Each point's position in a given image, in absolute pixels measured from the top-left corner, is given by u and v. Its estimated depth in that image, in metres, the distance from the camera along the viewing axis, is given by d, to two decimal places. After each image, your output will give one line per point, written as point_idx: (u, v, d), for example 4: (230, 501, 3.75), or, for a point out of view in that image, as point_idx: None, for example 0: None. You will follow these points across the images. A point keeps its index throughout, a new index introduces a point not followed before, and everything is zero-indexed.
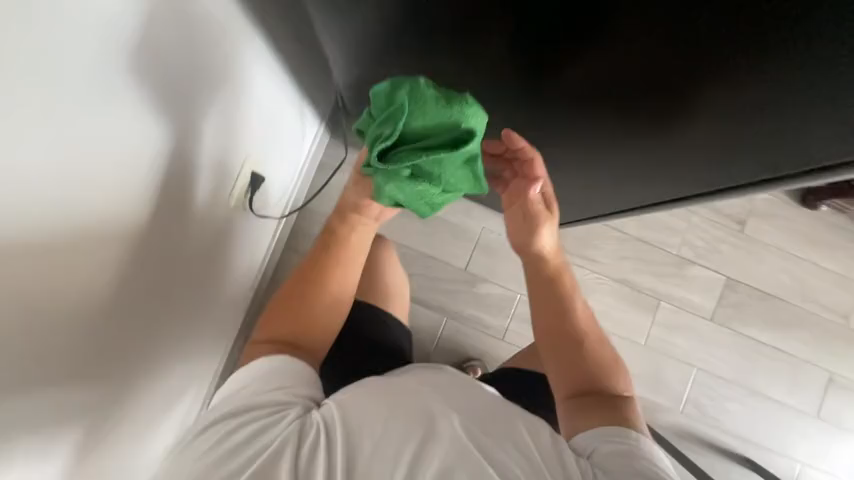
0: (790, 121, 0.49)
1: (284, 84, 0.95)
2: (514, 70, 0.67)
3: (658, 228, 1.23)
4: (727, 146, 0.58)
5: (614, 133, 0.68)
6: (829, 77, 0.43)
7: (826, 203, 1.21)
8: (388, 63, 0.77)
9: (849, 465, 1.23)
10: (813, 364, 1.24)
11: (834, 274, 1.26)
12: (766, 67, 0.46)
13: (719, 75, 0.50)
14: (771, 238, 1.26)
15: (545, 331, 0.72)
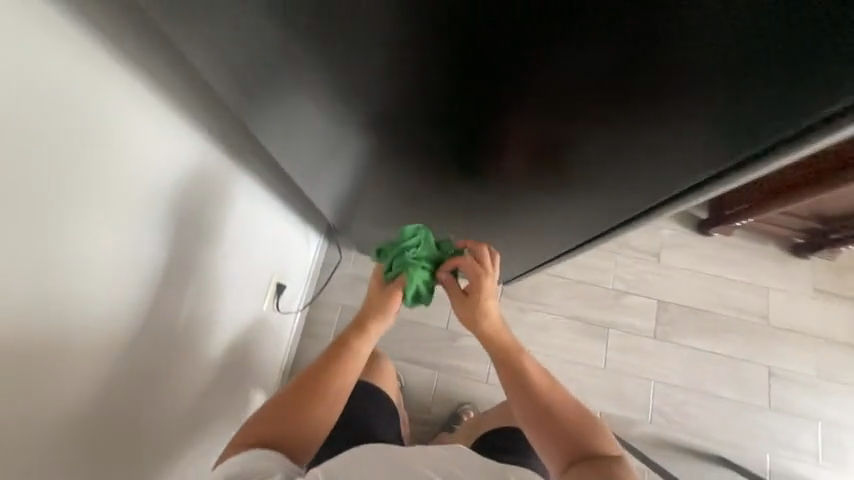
0: (608, 188, 0.70)
1: (265, 203, 1.18)
2: (431, 183, 0.96)
3: (592, 270, 1.55)
4: (577, 213, 0.80)
5: (506, 209, 0.93)
6: (612, 159, 0.64)
7: (716, 229, 1.54)
8: (342, 182, 1.04)
9: (810, 447, 1.40)
10: (751, 361, 1.47)
11: (745, 283, 1.54)
12: (575, 160, 0.67)
13: (557, 162, 0.69)
14: (686, 263, 1.56)
15: (524, 406, 0.83)
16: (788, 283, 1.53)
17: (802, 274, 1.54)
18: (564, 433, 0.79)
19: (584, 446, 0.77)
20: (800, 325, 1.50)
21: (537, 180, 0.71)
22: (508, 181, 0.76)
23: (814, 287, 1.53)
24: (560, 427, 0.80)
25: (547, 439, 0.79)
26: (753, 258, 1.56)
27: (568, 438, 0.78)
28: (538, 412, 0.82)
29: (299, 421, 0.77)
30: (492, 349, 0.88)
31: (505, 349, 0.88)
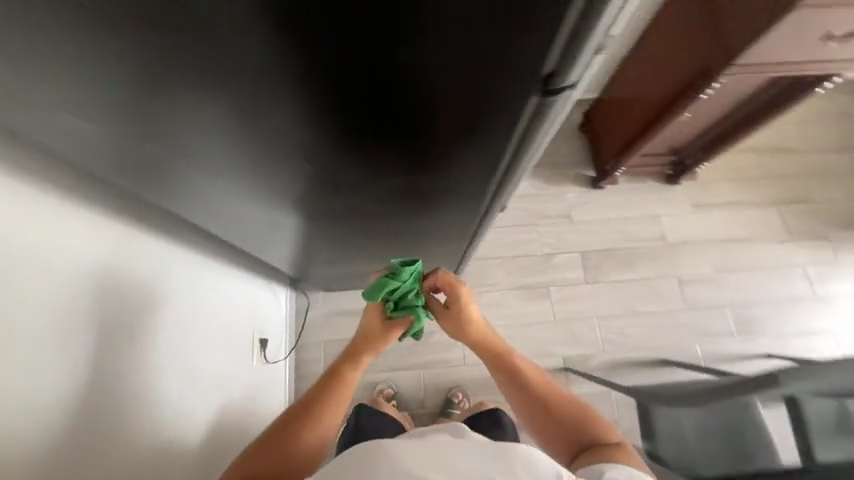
0: (467, 209, 0.93)
1: (197, 263, 1.16)
2: (353, 236, 1.17)
3: (521, 244, 1.83)
4: (458, 227, 1.06)
5: (415, 240, 1.16)
6: (456, 199, 0.86)
7: (604, 182, 1.88)
8: (292, 250, 1.27)
9: (724, 327, 1.74)
10: (663, 276, 1.80)
11: (640, 216, 1.88)
12: (433, 202, 0.88)
13: (424, 205, 0.90)
14: (592, 215, 1.88)
15: (519, 401, 0.86)
16: (672, 206, 1.89)
17: (680, 195, 1.90)
18: (562, 424, 0.81)
19: (583, 434, 0.78)
20: (690, 236, 1.85)
21: (420, 206, 0.92)
22: (402, 216, 0.98)
23: (692, 203, 1.89)
24: (558, 418, 0.81)
25: (548, 432, 0.81)
26: (642, 194, 1.90)
27: (566, 427, 0.80)
28: (535, 406, 0.84)
29: (291, 449, 0.75)
30: (482, 355, 0.92)
31: (495, 351, 0.91)
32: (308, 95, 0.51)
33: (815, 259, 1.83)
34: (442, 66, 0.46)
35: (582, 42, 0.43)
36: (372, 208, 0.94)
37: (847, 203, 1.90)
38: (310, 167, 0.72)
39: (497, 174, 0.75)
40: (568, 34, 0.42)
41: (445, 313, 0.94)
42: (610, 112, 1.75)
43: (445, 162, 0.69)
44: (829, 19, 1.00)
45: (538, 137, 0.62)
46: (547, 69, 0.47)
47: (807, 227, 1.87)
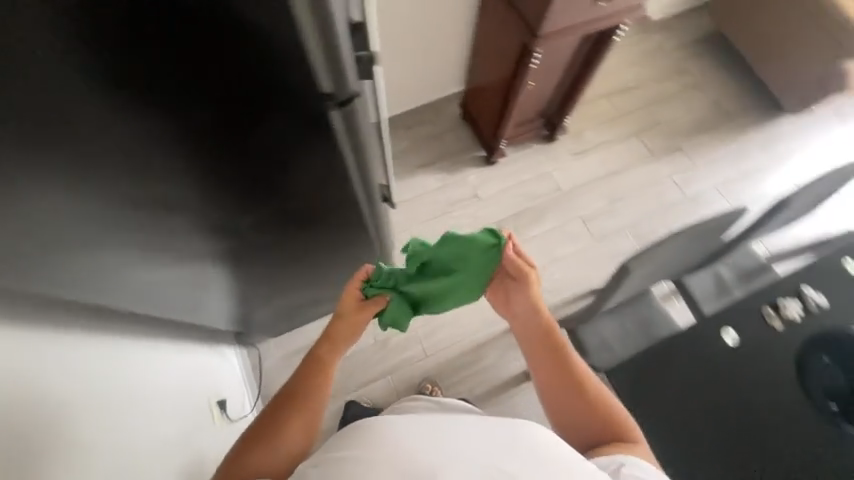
0: (352, 219, 1.06)
1: (124, 347, 1.10)
2: (269, 276, 1.23)
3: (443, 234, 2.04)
4: (355, 236, 1.18)
5: (326, 259, 1.26)
6: (335, 211, 0.98)
7: (495, 158, 2.12)
8: (216, 311, 1.29)
9: (626, 246, 2.03)
10: (567, 221, 2.06)
11: (534, 177, 2.13)
12: (317, 219, 0.98)
13: (311, 224, 1.00)
14: (494, 189, 2.12)
15: (557, 385, 0.90)
16: (557, 160, 2.16)
17: (561, 148, 2.18)
18: (590, 413, 0.88)
19: (607, 428, 0.87)
20: (579, 180, 2.13)
21: (310, 227, 1.02)
22: (308, 237, 1.08)
23: (572, 152, 2.18)
24: (589, 408, 0.88)
25: (572, 417, 0.89)
26: (530, 157, 2.16)
27: (592, 420, 0.88)
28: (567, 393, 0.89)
29: (279, 444, 0.80)
30: (533, 335, 0.93)
31: (551, 334, 0.93)
32: (162, 158, 0.60)
33: (678, 168, 2.19)
34: (249, 101, 0.58)
35: (339, 51, 0.57)
36: (278, 239, 1.02)
37: (688, 116, 2.29)
38: (197, 220, 0.78)
39: (359, 176, 0.86)
40: (325, 50, 0.55)
41: (513, 289, 0.94)
42: (480, 99, 2.01)
43: (307, 179, 0.79)
44: None
45: (362, 129, 0.74)
46: (328, 82, 0.60)
47: (664, 145, 2.23)
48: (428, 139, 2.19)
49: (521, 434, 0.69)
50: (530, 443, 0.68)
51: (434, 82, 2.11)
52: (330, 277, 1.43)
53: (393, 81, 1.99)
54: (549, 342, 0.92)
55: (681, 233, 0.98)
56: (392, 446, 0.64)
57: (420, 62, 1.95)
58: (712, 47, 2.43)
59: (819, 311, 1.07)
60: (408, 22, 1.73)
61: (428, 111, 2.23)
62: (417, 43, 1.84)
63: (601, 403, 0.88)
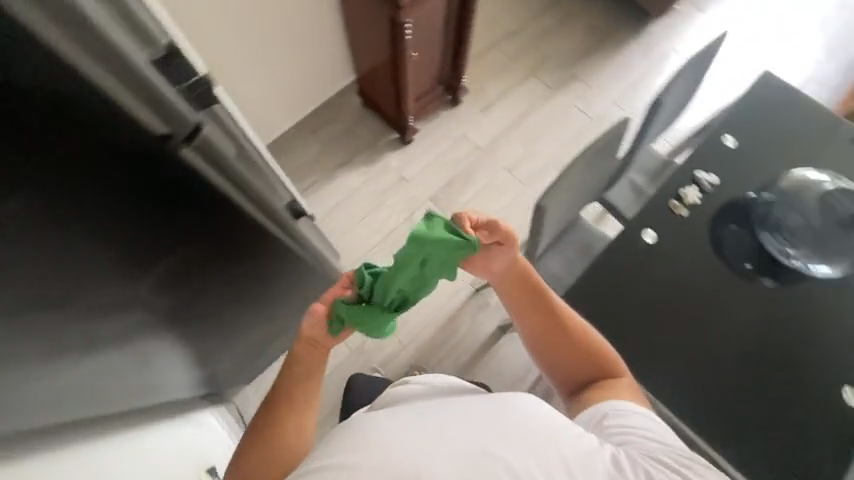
0: (272, 248, 1.05)
1: (103, 451, 0.93)
2: (215, 332, 1.19)
3: (384, 223, 2.07)
4: (285, 264, 1.17)
5: (267, 294, 1.24)
6: (249, 246, 0.96)
7: (409, 136, 2.16)
8: (176, 386, 1.21)
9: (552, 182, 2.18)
10: (494, 176, 2.17)
11: (451, 143, 2.21)
12: (235, 259, 0.97)
13: (231, 266, 0.98)
14: (418, 167, 2.16)
15: (545, 338, 0.88)
16: (467, 121, 2.26)
17: (467, 109, 2.27)
18: (579, 360, 0.88)
19: (595, 372, 0.88)
20: (493, 135, 2.24)
21: (233, 271, 1.00)
22: (255, 272, 1.09)
23: (479, 110, 2.29)
24: (579, 356, 0.88)
25: (560, 366, 0.89)
26: (443, 126, 2.24)
27: (580, 365, 0.88)
28: (555, 344, 0.88)
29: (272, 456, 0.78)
30: (516, 292, 0.88)
31: (537, 289, 0.88)
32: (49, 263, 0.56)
33: (577, 96, 2.35)
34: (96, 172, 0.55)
35: (154, 85, 0.56)
36: (221, 287, 1.02)
37: (572, 46, 2.44)
38: (103, 310, 0.72)
39: (256, 202, 0.87)
40: (143, 93, 0.55)
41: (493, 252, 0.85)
42: (374, 84, 2.02)
43: (211, 221, 0.80)
44: None
45: (228, 157, 0.74)
46: (159, 122, 0.59)
47: (559, 78, 2.38)
48: (341, 137, 2.19)
49: (506, 405, 0.69)
50: (516, 414, 0.68)
51: (325, 80, 2.10)
52: (280, 307, 1.40)
53: (286, 91, 1.98)
54: (534, 299, 0.88)
55: (577, 161, 1.04)
56: (373, 446, 0.64)
57: (305, 65, 1.95)
58: None
59: (713, 190, 1.18)
60: (276, 28, 1.72)
61: (332, 110, 2.23)
62: (295, 47, 1.83)
63: (591, 350, 0.88)
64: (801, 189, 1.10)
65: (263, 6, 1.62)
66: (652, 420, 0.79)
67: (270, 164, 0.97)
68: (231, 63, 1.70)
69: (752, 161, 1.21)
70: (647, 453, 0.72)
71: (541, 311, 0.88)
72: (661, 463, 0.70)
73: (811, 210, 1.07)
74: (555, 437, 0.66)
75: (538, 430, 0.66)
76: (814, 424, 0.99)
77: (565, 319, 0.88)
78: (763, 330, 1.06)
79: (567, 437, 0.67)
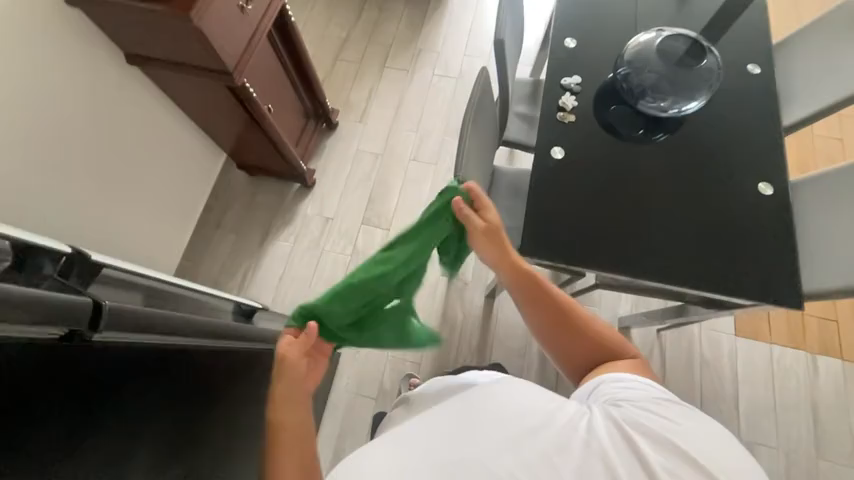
0: (231, 361, 1.05)
1: None
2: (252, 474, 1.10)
3: (335, 270, 2.00)
4: (254, 364, 1.13)
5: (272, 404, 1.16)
6: (209, 373, 0.96)
7: (309, 178, 2.10)
8: None
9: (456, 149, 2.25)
10: (406, 171, 2.20)
11: (351, 165, 2.20)
12: (210, 393, 0.94)
13: (213, 402, 0.95)
14: (336, 202, 2.12)
15: (541, 320, 0.90)
16: (353, 138, 2.26)
17: (346, 129, 2.28)
18: (580, 339, 0.88)
19: (599, 350, 0.88)
20: (382, 137, 2.27)
21: (217, 404, 0.97)
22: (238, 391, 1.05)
23: (357, 122, 2.31)
24: (575, 338, 0.88)
25: (565, 347, 0.89)
26: (334, 153, 2.22)
27: (587, 344, 0.88)
28: (557, 327, 0.89)
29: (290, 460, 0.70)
30: (511, 279, 0.92)
31: (528, 273, 0.91)
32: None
33: (432, 65, 2.46)
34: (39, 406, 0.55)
35: (42, 296, 0.52)
36: (220, 417, 0.97)
37: (401, 28, 2.58)
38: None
39: (208, 330, 0.90)
40: (54, 316, 0.53)
41: (482, 240, 0.92)
42: (248, 150, 1.94)
43: (167, 368, 0.81)
44: (226, 1, 1.21)
45: (161, 312, 0.74)
46: (54, 328, 0.54)
47: (408, 58, 2.48)
48: (247, 215, 2.10)
49: (490, 395, 0.72)
50: (504, 401, 0.71)
51: (196, 173, 1.97)
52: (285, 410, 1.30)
53: (167, 204, 1.83)
54: (526, 284, 0.90)
55: (467, 128, 1.09)
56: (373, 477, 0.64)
57: (173, 169, 1.81)
58: None
59: (581, 88, 1.29)
60: (126, 152, 1.56)
61: (224, 197, 2.13)
62: (154, 159, 1.68)
63: (589, 327, 0.88)
64: (642, 51, 1.19)
65: (100, 138, 1.45)
66: (643, 384, 0.78)
67: (190, 293, 1.01)
68: (97, 208, 1.51)
69: (595, 46, 1.35)
70: (623, 401, 0.74)
71: (537, 293, 0.90)
72: (639, 407, 0.71)
73: (657, 64, 1.16)
74: (539, 411, 0.69)
75: (527, 408, 0.70)
76: (769, 222, 1.12)
77: (558, 299, 0.89)
78: (680, 173, 1.19)
79: (551, 412, 0.70)
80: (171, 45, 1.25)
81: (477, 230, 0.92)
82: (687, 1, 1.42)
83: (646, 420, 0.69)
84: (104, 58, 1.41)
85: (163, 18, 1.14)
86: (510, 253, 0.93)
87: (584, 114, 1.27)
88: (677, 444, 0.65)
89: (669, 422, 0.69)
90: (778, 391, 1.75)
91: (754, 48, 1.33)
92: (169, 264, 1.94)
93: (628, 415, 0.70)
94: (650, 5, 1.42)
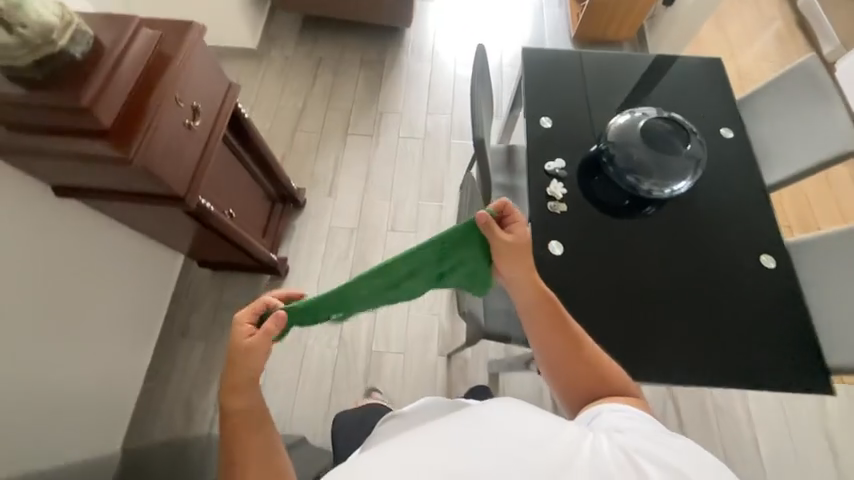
0: None
1: None
2: None
3: (323, 365, 1.82)
4: None
5: None
6: None
7: (281, 267, 1.93)
8: None
9: (434, 213, 2.17)
10: (385, 244, 2.08)
11: (327, 245, 2.06)
12: None
13: None
14: (314, 288, 1.96)
15: (546, 338, 0.81)
16: (324, 215, 2.13)
17: (315, 206, 2.15)
18: (584, 369, 0.79)
19: (605, 384, 0.78)
20: (355, 210, 2.16)
21: None
22: None
23: (325, 197, 2.19)
24: (582, 367, 0.79)
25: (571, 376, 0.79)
26: (306, 234, 2.08)
27: (592, 376, 0.79)
28: (564, 352, 0.80)
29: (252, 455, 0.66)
30: (528, 294, 0.83)
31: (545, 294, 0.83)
32: None
33: (396, 127, 2.40)
34: None
35: None
36: None
37: (358, 91, 2.50)
38: None
39: None
40: None
41: (508, 254, 0.84)
42: (210, 249, 1.76)
43: None
44: (171, 123, 1.07)
45: None
46: None
47: (370, 122, 2.41)
48: (216, 316, 1.89)
49: (479, 422, 0.60)
50: (496, 418, 0.60)
51: (151, 284, 1.77)
52: None
53: (117, 327, 1.61)
54: (542, 301, 0.82)
55: None
56: None
57: (121, 289, 1.60)
58: (315, 33, 2.66)
59: (566, 172, 1.24)
60: (61, 284, 1.35)
61: (185, 299, 1.91)
62: (97, 287, 1.48)
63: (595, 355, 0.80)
64: (625, 135, 1.15)
65: (28, 279, 1.24)
66: (642, 419, 0.68)
67: None
68: (33, 359, 1.28)
69: (571, 124, 1.32)
70: (625, 429, 0.63)
71: (550, 312, 0.82)
72: (643, 436, 0.60)
73: (640, 150, 1.12)
74: (536, 437, 0.57)
75: (521, 433, 0.58)
76: (778, 295, 1.10)
77: (569, 323, 0.81)
78: (680, 251, 1.15)
79: (554, 430, 0.59)
80: (106, 178, 1.08)
81: (506, 243, 0.83)
82: (649, 67, 1.44)
83: (649, 448, 0.58)
84: (25, 190, 1.22)
85: (93, 157, 0.98)
86: (533, 272, 0.85)
87: (572, 202, 1.23)
88: (681, 472, 0.55)
89: (677, 453, 0.58)
90: (793, 427, 1.73)
91: (723, 109, 1.34)
92: (128, 392, 1.69)
93: (633, 443, 0.59)
94: (612, 74, 1.43)
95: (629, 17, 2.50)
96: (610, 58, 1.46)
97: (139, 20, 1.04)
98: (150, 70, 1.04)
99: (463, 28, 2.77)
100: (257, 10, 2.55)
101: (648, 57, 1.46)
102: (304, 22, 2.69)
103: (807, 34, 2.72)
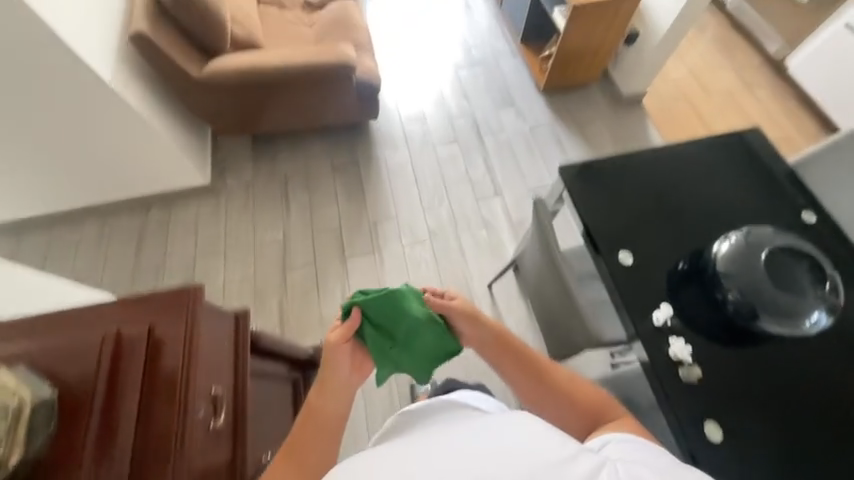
0: None
1: None
2: None
3: None
4: None
5: None
6: None
7: None
8: None
9: None
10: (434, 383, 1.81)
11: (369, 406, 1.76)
12: None
13: None
14: None
15: (524, 384, 0.84)
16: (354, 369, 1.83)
17: None
18: (572, 401, 0.81)
19: (595, 410, 0.80)
20: None
21: None
22: None
23: None
24: (569, 402, 0.81)
25: (559, 415, 0.80)
26: None
27: (579, 405, 0.81)
28: (544, 389, 0.82)
29: (300, 461, 0.70)
30: (491, 344, 0.90)
31: (505, 340, 0.90)
32: None
33: (397, 235, 2.15)
34: None
35: None
36: None
37: (342, 204, 2.23)
38: None
39: None
40: None
41: (464, 322, 0.94)
42: None
43: None
44: (196, 455, 0.77)
45: None
46: None
47: (367, 237, 2.14)
48: None
49: (503, 428, 0.56)
50: (522, 430, 0.55)
51: None
52: None
53: None
54: (504, 345, 0.89)
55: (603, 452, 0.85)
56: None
57: None
58: (270, 149, 2.35)
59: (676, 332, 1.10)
60: None
61: None
62: None
63: (571, 378, 0.84)
64: (742, 267, 0.99)
65: None
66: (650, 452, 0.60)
67: None
68: None
69: (650, 263, 1.20)
70: (636, 464, 0.55)
71: (513, 351, 0.88)
72: (656, 470, 0.53)
73: (764, 282, 0.95)
74: (551, 450, 0.52)
75: (537, 445, 0.53)
76: None
77: (533, 353, 0.88)
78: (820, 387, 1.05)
79: (575, 452, 0.53)
80: None
81: (453, 312, 0.94)
82: (697, 162, 1.32)
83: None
84: None
85: None
86: (488, 326, 0.93)
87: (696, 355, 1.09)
88: None
89: None
90: None
91: (790, 193, 1.26)
92: None
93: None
94: (662, 178, 1.31)
95: (595, 58, 2.44)
96: (659, 158, 1.34)
97: (108, 338, 0.74)
98: (149, 399, 0.73)
99: (428, 103, 2.59)
100: (199, 143, 2.20)
101: (689, 147, 1.35)
102: (255, 140, 2.38)
103: (746, 37, 2.84)
